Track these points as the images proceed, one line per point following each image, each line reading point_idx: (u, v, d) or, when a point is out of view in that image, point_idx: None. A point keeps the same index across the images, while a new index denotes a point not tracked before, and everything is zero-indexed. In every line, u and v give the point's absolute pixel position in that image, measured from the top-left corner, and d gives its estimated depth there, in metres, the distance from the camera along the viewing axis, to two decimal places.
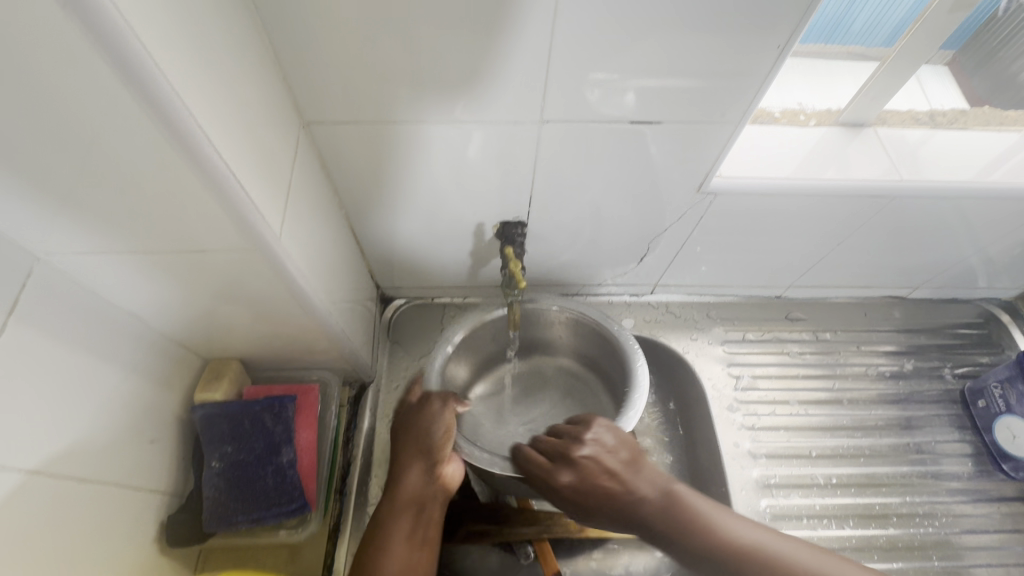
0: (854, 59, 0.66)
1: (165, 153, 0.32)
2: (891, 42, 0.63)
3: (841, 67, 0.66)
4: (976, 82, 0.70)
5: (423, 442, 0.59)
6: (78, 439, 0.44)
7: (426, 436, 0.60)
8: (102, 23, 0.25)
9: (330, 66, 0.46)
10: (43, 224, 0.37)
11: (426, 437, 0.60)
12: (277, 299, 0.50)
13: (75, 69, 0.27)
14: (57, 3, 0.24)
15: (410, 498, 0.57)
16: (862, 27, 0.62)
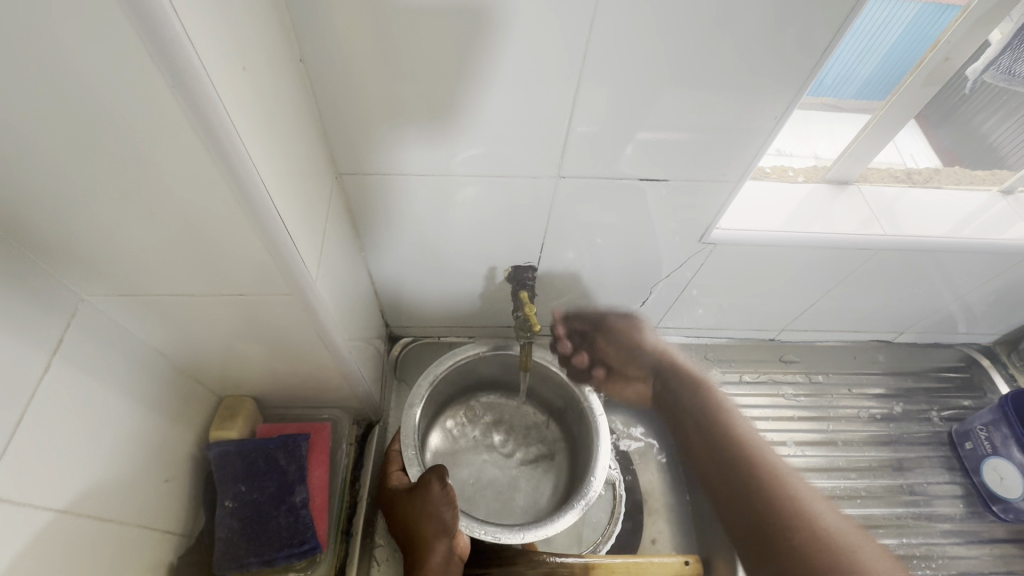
0: (827, 108, 0.69)
1: (223, 195, 0.34)
2: (862, 95, 0.66)
3: (815, 117, 0.70)
4: (943, 135, 0.74)
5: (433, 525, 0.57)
6: (104, 475, 0.44)
7: (428, 520, 0.57)
8: (189, 78, 0.28)
9: (365, 121, 0.50)
10: (98, 266, 0.39)
11: (431, 521, 0.57)
12: (301, 339, 0.52)
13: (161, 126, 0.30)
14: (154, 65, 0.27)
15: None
16: (834, 81, 0.65)
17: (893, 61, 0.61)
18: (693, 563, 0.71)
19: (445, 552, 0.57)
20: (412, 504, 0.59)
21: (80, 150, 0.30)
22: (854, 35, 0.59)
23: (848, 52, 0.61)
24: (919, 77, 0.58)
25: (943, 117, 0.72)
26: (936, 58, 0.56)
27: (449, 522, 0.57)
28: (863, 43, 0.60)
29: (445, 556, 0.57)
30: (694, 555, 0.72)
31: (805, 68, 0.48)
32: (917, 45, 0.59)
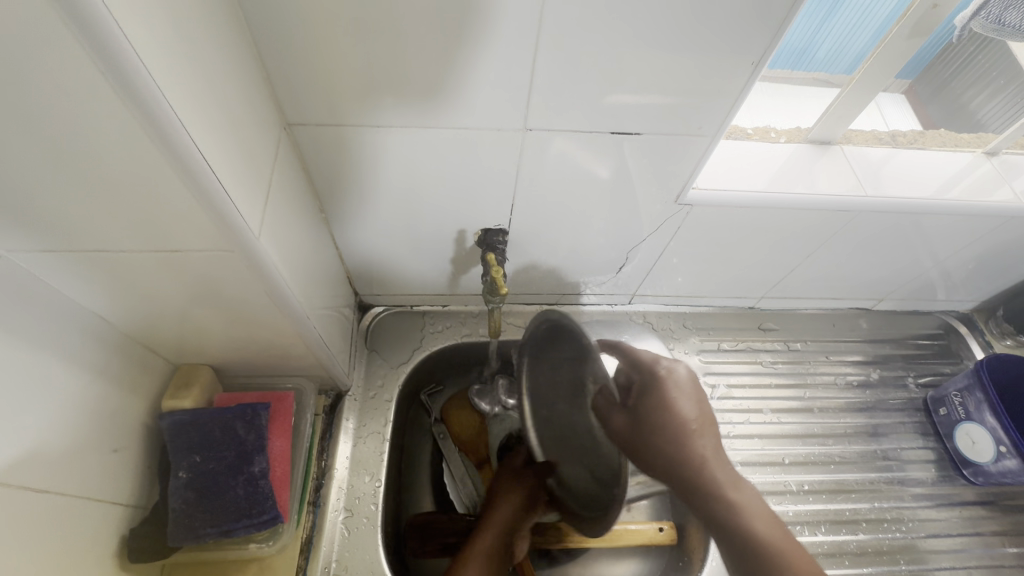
0: (819, 84, 0.70)
1: (135, 137, 0.31)
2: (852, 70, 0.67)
3: (806, 91, 0.70)
4: (931, 109, 0.75)
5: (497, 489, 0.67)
6: (36, 446, 0.41)
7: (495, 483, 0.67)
8: None
9: (312, 65, 0.46)
10: (10, 219, 0.36)
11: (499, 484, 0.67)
12: (252, 304, 0.49)
13: (49, 49, 0.26)
14: None
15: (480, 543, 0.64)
16: (826, 55, 0.65)
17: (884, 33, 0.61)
18: (667, 529, 0.71)
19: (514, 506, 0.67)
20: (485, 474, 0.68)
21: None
22: (845, 7, 0.59)
23: (840, 27, 0.61)
24: (905, 26, 0.55)
25: (935, 92, 0.74)
26: (922, 7, 0.53)
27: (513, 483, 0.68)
28: (851, 19, 0.60)
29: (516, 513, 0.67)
30: (668, 522, 0.73)
31: (781, 14, 0.44)
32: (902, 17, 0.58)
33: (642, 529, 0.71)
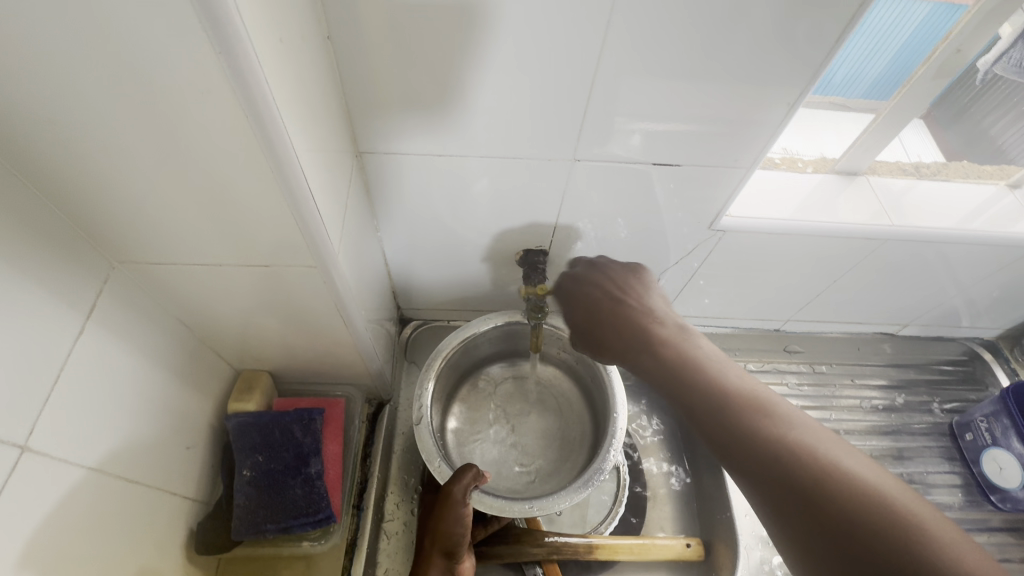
0: (835, 108, 0.71)
1: (259, 169, 0.36)
2: (868, 95, 0.68)
3: (823, 115, 0.71)
4: (950, 135, 0.75)
5: (444, 543, 0.59)
6: (131, 438, 0.45)
7: (446, 535, 0.58)
8: (239, 55, 0.29)
9: (385, 100, 0.51)
10: (134, 234, 0.41)
11: (445, 538, 0.58)
12: (321, 314, 0.53)
13: (203, 91, 0.31)
14: (212, 47, 0.29)
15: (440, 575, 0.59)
16: (843, 80, 0.66)
17: (901, 60, 0.62)
18: (694, 545, 0.73)
19: (448, 569, 0.59)
20: (437, 510, 0.60)
21: (129, 117, 0.32)
22: (864, 33, 0.60)
23: (858, 52, 0.62)
24: (930, 68, 0.59)
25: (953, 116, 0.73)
26: (948, 51, 0.57)
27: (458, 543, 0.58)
28: (877, 45, 0.61)
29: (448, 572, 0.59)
30: (695, 538, 0.75)
31: (820, 55, 0.48)
32: (927, 41, 0.60)
33: (671, 544, 0.73)
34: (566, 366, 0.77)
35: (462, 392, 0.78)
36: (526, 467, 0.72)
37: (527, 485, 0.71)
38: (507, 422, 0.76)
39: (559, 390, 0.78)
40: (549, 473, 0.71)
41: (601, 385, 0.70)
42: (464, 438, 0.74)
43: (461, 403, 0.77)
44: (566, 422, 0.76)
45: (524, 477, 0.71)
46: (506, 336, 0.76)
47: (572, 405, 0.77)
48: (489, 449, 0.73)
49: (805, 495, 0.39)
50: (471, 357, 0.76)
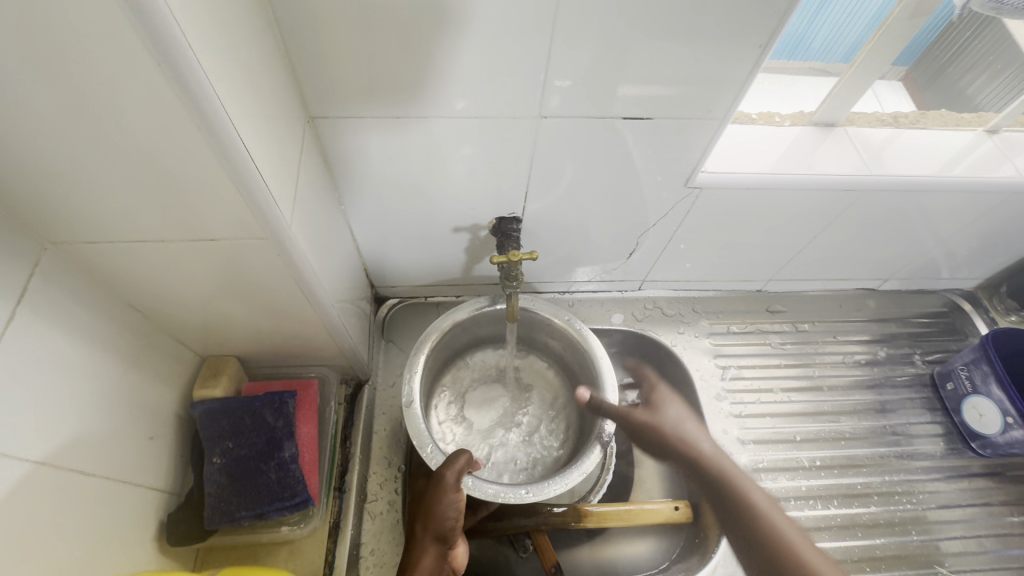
0: (815, 74, 0.70)
1: (185, 130, 0.32)
2: (848, 59, 0.67)
3: (802, 81, 0.70)
4: (931, 99, 0.75)
5: (433, 530, 0.57)
6: (81, 432, 0.43)
7: (435, 520, 0.57)
8: None
9: (333, 59, 0.47)
10: (57, 211, 0.37)
11: (435, 524, 0.57)
12: (280, 292, 0.50)
13: (106, 38, 0.27)
14: None
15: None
16: (821, 45, 0.66)
17: (874, 21, 0.62)
18: (683, 508, 0.73)
19: (439, 555, 0.58)
20: (426, 497, 0.58)
21: (25, 73, 0.28)
22: None
23: (834, 15, 0.61)
24: (906, 8, 0.57)
25: (932, 78, 0.74)
26: None
27: (449, 528, 0.57)
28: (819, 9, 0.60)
29: (438, 560, 0.58)
30: (684, 501, 0.75)
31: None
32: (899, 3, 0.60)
33: (658, 508, 0.73)
34: (553, 353, 0.76)
35: (448, 379, 0.76)
36: (509, 453, 0.70)
37: (511, 471, 0.69)
38: (493, 410, 0.74)
39: (545, 378, 0.77)
40: (534, 460, 0.70)
41: (589, 364, 0.70)
42: (449, 426, 0.72)
43: (448, 391, 0.75)
44: (555, 410, 0.75)
45: (515, 462, 0.69)
46: (490, 321, 0.74)
47: (559, 391, 0.76)
48: (471, 436, 0.71)
49: None
50: (455, 344, 0.74)
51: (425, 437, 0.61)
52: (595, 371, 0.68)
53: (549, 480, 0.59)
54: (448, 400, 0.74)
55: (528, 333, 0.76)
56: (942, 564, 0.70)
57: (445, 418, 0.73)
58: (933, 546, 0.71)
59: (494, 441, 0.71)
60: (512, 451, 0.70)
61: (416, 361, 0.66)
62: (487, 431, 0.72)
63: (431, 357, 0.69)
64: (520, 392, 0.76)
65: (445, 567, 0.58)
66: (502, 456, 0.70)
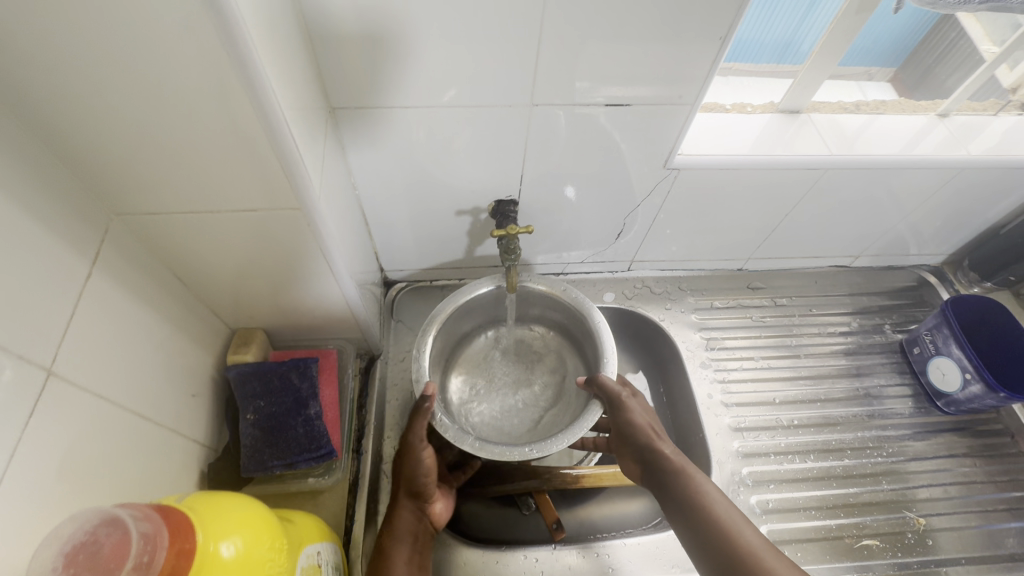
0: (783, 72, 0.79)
1: (241, 108, 0.39)
2: (793, 61, 0.77)
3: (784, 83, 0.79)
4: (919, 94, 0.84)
5: (409, 487, 0.65)
6: (140, 380, 0.49)
7: (411, 480, 0.64)
8: None
9: (352, 56, 0.54)
10: (126, 181, 0.44)
11: (410, 483, 0.64)
12: (307, 263, 0.57)
13: (187, 30, 0.34)
14: None
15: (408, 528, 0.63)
16: (771, 49, 0.75)
17: (810, 31, 0.71)
18: None
19: (416, 509, 0.65)
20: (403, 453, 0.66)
21: (118, 58, 0.35)
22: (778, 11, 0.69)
23: (776, 25, 0.71)
24: (853, 3, 0.64)
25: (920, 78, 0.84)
26: None
27: (422, 485, 0.64)
28: (801, 17, 0.70)
29: (416, 514, 0.65)
30: None
31: None
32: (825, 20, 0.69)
33: None
34: (551, 324, 0.82)
35: (460, 359, 0.82)
36: (518, 420, 0.76)
37: (522, 435, 0.75)
38: (501, 382, 0.80)
39: (547, 348, 0.83)
40: (542, 424, 0.76)
41: (587, 331, 0.76)
42: (461, 399, 0.78)
43: (458, 367, 0.81)
44: (557, 378, 0.81)
45: (525, 427, 0.76)
46: (494, 301, 0.80)
47: (559, 359, 0.82)
48: (484, 407, 0.77)
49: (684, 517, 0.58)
50: (464, 323, 0.80)
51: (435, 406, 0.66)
52: (593, 337, 0.74)
53: (553, 439, 0.65)
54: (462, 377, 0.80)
55: (529, 309, 0.82)
56: (911, 509, 0.76)
57: (459, 394, 0.79)
58: (903, 493, 0.78)
59: (504, 410, 0.77)
60: (520, 418, 0.76)
61: (427, 337, 0.72)
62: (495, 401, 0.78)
63: (442, 333, 0.75)
64: (524, 362, 0.82)
65: (422, 517, 0.65)
66: (513, 423, 0.76)
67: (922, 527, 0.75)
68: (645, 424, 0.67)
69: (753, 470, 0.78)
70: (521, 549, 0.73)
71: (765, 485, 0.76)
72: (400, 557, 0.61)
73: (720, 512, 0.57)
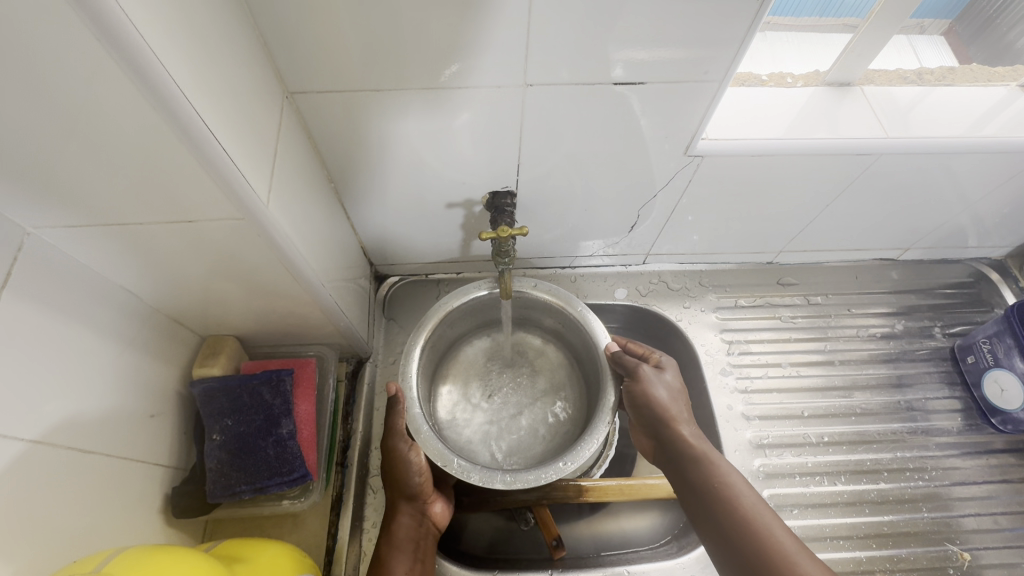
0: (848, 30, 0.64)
1: (145, 115, 0.32)
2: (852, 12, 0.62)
3: (834, 40, 0.65)
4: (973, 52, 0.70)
5: (405, 490, 0.60)
6: (77, 411, 0.44)
7: (405, 482, 0.59)
8: None
9: (306, 31, 0.45)
10: (31, 198, 0.37)
11: (405, 486, 0.59)
12: (268, 272, 0.50)
13: (39, 11, 0.26)
14: None
15: (409, 538, 0.59)
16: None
17: None
18: None
19: (416, 513, 0.60)
20: (390, 455, 0.61)
21: None
22: None
23: None
24: None
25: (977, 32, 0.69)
26: None
27: (418, 487, 0.59)
28: None
29: (416, 518, 0.60)
30: None
31: None
32: None
33: (659, 485, 0.73)
34: (546, 327, 0.75)
35: (449, 368, 0.75)
36: (514, 435, 0.70)
37: (518, 452, 0.69)
38: (493, 391, 0.74)
39: (543, 355, 0.77)
40: (540, 439, 0.70)
41: (583, 334, 0.69)
42: (451, 410, 0.72)
43: (446, 377, 0.74)
44: (554, 387, 0.74)
45: (520, 441, 0.69)
46: (482, 306, 0.72)
47: (556, 367, 0.76)
48: (476, 421, 0.71)
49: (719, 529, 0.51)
50: (452, 328, 0.73)
51: (427, 432, 0.59)
52: (593, 347, 0.67)
53: (569, 462, 0.58)
54: (451, 393, 0.73)
55: (520, 312, 0.75)
56: (954, 542, 0.69)
57: (449, 405, 0.72)
58: (946, 523, 0.70)
59: (497, 423, 0.71)
60: (514, 431, 0.70)
61: (411, 355, 0.64)
62: (488, 413, 0.71)
63: (429, 341, 0.68)
64: (518, 369, 0.76)
65: (422, 522, 0.60)
66: (508, 438, 0.70)
67: (966, 562, 0.67)
68: (665, 412, 0.58)
69: (775, 492, 0.70)
70: (517, 572, 0.69)
71: (787, 510, 0.69)
72: (402, 568, 0.56)
73: (762, 524, 0.49)
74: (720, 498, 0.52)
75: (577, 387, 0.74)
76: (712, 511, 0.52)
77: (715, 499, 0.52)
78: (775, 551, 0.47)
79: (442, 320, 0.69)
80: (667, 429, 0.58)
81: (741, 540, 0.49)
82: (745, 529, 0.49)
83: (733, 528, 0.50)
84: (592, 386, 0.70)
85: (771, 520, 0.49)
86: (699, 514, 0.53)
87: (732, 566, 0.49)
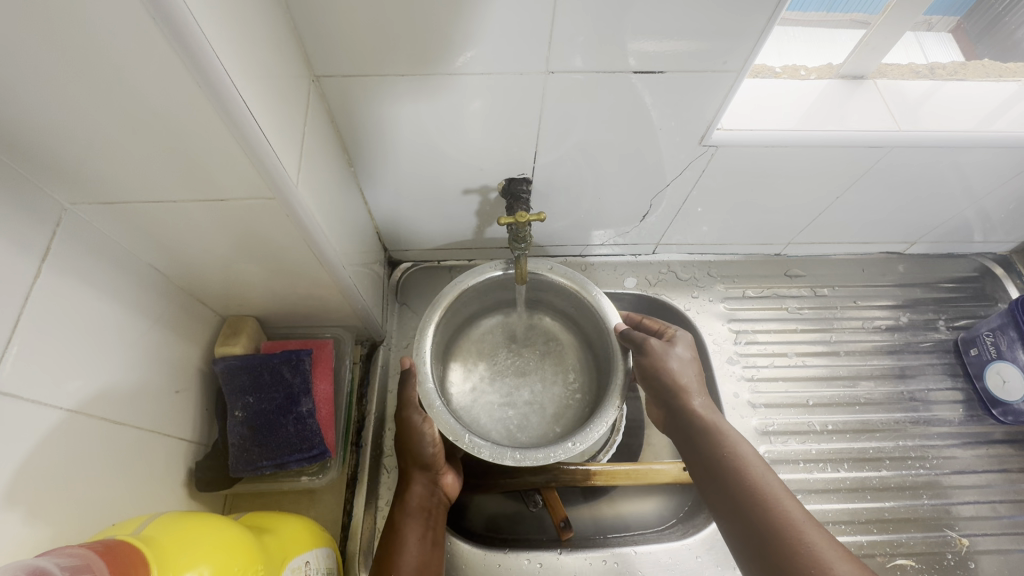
0: (856, 25, 0.65)
1: (192, 95, 0.33)
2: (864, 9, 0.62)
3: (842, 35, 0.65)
4: (981, 50, 0.70)
5: (418, 460, 0.61)
6: (109, 384, 0.45)
7: (418, 452, 0.61)
8: None
9: (335, 17, 0.46)
10: (73, 174, 0.38)
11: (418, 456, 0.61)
12: (292, 252, 0.51)
13: None
14: None
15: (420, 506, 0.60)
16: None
17: None
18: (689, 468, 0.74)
19: (428, 482, 0.61)
20: (404, 428, 0.63)
21: (39, 43, 0.29)
22: None
23: None
24: None
25: (986, 30, 0.68)
26: None
27: (430, 457, 0.61)
28: None
29: (429, 487, 0.62)
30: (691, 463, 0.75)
31: None
32: None
33: (661, 469, 0.74)
34: (558, 310, 0.77)
35: (460, 346, 0.76)
36: (522, 415, 0.71)
37: (524, 430, 0.70)
38: (503, 370, 0.75)
39: (553, 337, 0.78)
40: (547, 419, 0.71)
41: (595, 320, 0.70)
42: (461, 389, 0.73)
43: (457, 356, 0.76)
44: (564, 369, 0.76)
45: (528, 420, 0.71)
46: (496, 287, 0.74)
47: (566, 350, 0.77)
48: (485, 399, 0.72)
49: (728, 501, 0.52)
50: (465, 308, 0.74)
51: (438, 406, 0.60)
52: (604, 329, 0.68)
53: (580, 438, 0.59)
54: (462, 370, 0.75)
55: (533, 294, 0.76)
56: (953, 528, 0.70)
57: (459, 383, 0.74)
58: (945, 510, 0.71)
59: (506, 402, 0.72)
60: (523, 410, 0.72)
61: (426, 329, 0.65)
62: (497, 392, 0.73)
63: (443, 319, 0.70)
64: (528, 350, 0.77)
65: (433, 492, 0.62)
66: (517, 418, 0.71)
67: (964, 548, 0.69)
68: (677, 385, 0.59)
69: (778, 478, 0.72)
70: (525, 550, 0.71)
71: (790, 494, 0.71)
72: (414, 537, 0.58)
73: (771, 498, 0.50)
74: (731, 472, 0.53)
75: (586, 370, 0.75)
76: (722, 483, 0.53)
77: (725, 472, 0.53)
78: (784, 523, 0.48)
79: (456, 299, 0.70)
80: (678, 400, 0.59)
81: (750, 513, 0.50)
82: (755, 502, 0.50)
83: (742, 500, 0.51)
84: (601, 371, 0.72)
85: (781, 493, 0.51)
86: (709, 486, 0.55)
87: (739, 536, 0.50)
